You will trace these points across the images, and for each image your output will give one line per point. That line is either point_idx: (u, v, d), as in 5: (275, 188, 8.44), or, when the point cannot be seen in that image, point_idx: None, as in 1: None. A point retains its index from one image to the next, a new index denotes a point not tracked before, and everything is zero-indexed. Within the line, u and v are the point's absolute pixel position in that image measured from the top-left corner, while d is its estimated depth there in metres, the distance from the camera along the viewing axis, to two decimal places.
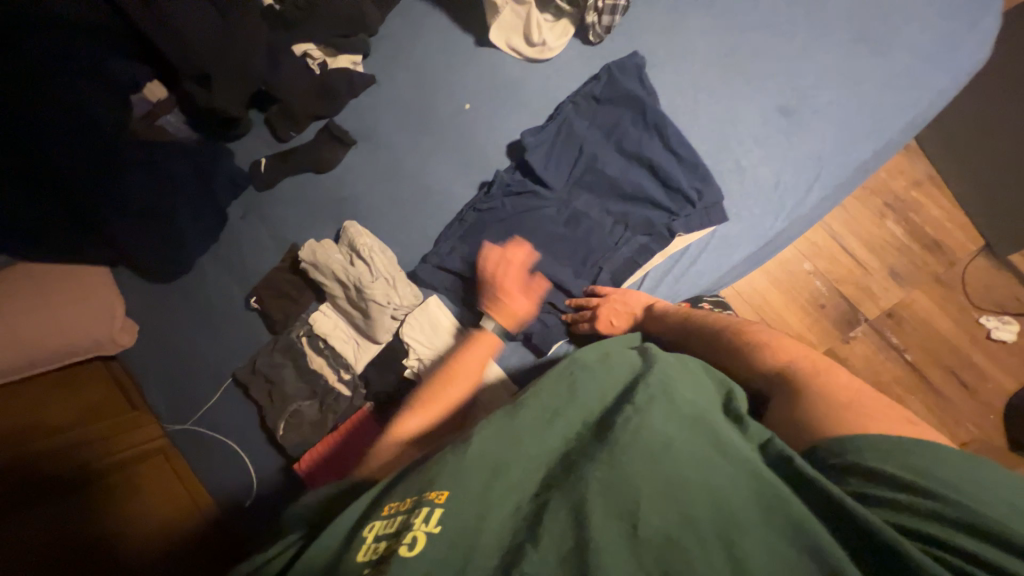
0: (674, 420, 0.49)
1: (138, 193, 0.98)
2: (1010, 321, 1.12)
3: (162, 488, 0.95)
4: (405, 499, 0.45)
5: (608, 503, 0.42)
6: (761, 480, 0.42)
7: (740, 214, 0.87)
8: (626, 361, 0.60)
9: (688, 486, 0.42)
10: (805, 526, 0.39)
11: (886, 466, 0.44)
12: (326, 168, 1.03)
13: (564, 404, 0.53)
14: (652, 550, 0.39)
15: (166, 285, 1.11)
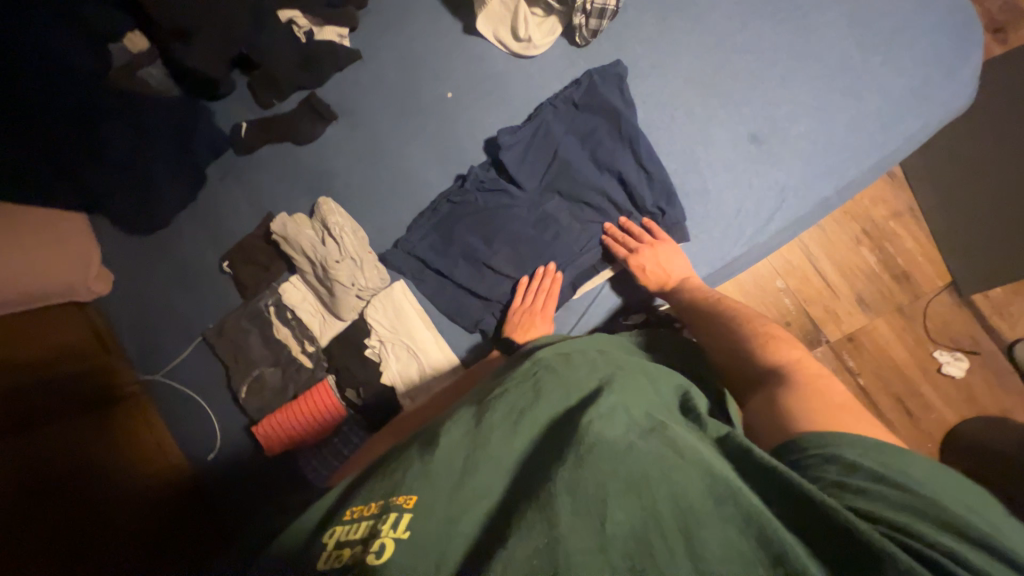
0: (634, 423, 0.47)
1: (122, 143, 0.96)
2: (961, 358, 1.19)
3: (130, 433, 1.00)
4: (371, 503, 0.44)
5: (573, 500, 0.39)
6: (715, 473, 0.40)
7: (700, 238, 0.75)
8: (587, 361, 0.59)
9: (647, 480, 0.40)
10: (758, 518, 0.37)
11: (845, 458, 0.43)
12: (305, 139, 0.96)
13: (530, 406, 0.51)
14: (617, 546, 0.37)
15: (144, 237, 1.10)
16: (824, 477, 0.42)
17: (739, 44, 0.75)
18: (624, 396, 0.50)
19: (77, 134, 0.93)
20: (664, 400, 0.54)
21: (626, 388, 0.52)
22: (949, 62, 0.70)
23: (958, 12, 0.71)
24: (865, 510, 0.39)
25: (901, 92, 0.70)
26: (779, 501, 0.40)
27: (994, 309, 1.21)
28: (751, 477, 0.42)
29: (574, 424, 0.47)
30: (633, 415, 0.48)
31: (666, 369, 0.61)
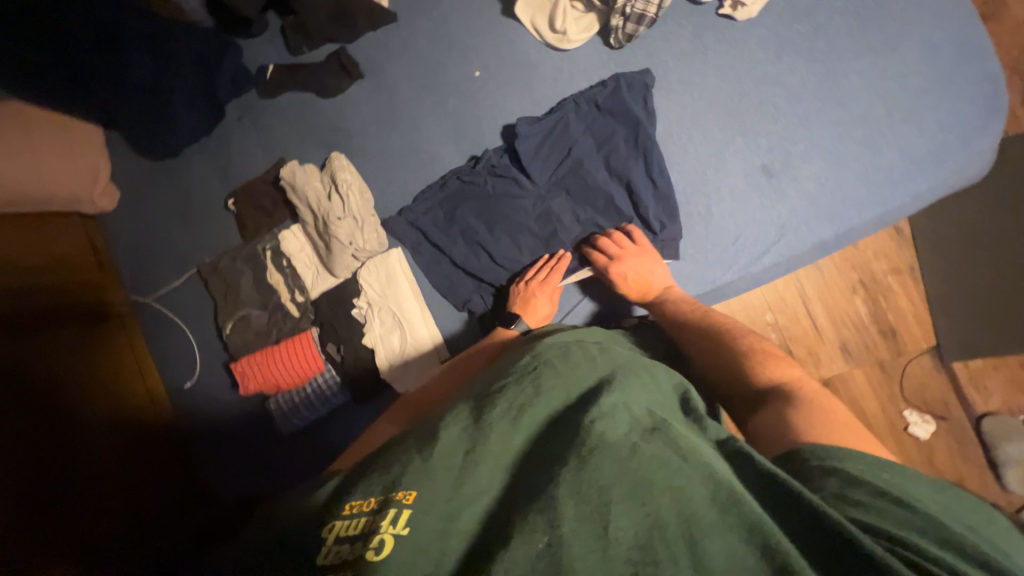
0: (636, 423, 0.47)
1: (142, 67, 0.97)
2: (929, 421, 1.21)
3: (114, 348, 1.07)
4: (369, 497, 0.41)
5: (576, 503, 0.39)
6: (719, 479, 0.41)
7: (694, 257, 0.76)
8: (586, 355, 0.59)
9: (651, 486, 0.40)
10: (763, 527, 0.37)
11: (847, 472, 0.43)
12: (328, 93, 0.96)
13: (530, 398, 0.50)
14: (621, 550, 0.37)
15: (160, 164, 1.11)
16: (825, 489, 0.42)
17: (767, 75, 0.75)
18: (625, 395, 0.50)
19: (97, 51, 0.94)
20: (664, 399, 0.54)
21: (625, 387, 0.53)
22: (965, 129, 0.70)
23: (986, 80, 0.70)
24: (871, 525, 0.38)
25: (916, 150, 0.70)
26: (784, 507, 0.39)
27: (971, 379, 1.22)
28: (755, 485, 0.42)
29: (576, 423, 0.47)
30: (636, 413, 0.48)
31: (665, 369, 0.61)
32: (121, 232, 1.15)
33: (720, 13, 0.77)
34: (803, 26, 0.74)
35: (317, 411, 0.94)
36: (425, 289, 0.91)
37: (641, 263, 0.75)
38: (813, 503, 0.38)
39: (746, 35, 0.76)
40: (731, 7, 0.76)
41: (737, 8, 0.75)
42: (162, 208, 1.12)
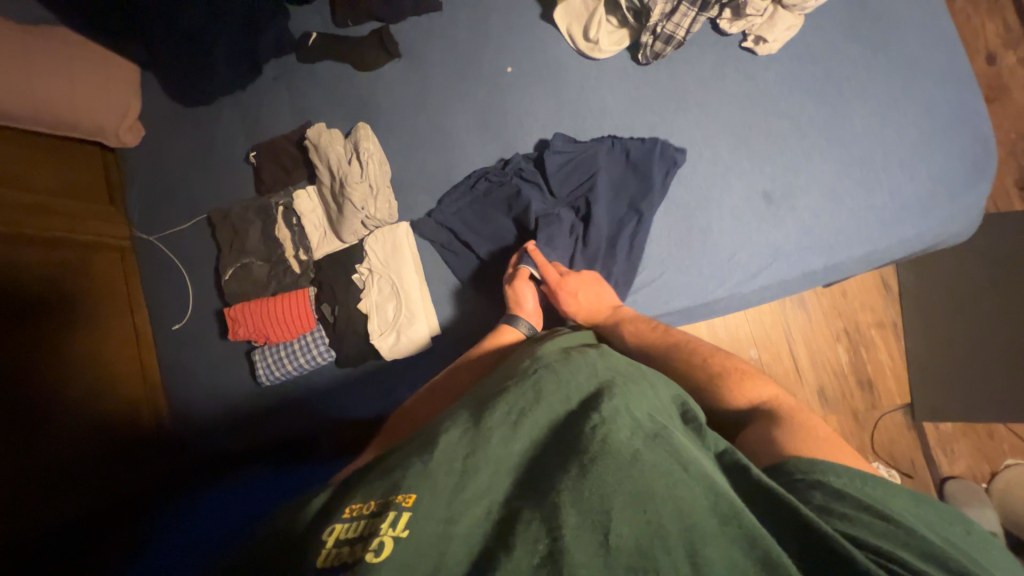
0: (639, 428, 0.46)
1: (192, 19, 1.01)
2: (895, 477, 1.23)
3: (110, 281, 1.13)
4: (370, 501, 0.42)
5: (577, 511, 0.40)
6: (718, 491, 0.41)
7: (688, 268, 0.79)
8: (587, 358, 0.59)
9: (652, 494, 0.40)
10: (762, 540, 0.37)
11: (834, 484, 0.44)
12: (364, 67, 1.01)
13: (530, 402, 0.50)
14: (622, 557, 0.38)
15: (188, 110, 1.14)
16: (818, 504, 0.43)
17: (779, 109, 0.79)
18: (627, 399, 0.50)
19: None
20: (664, 406, 0.54)
21: (626, 392, 0.52)
22: (956, 184, 0.74)
23: (978, 142, 0.75)
24: (860, 539, 0.39)
25: (909, 198, 0.74)
26: (782, 518, 0.40)
27: (940, 441, 1.25)
28: (753, 498, 0.42)
29: (578, 429, 0.47)
30: (637, 418, 0.48)
31: (665, 377, 0.61)
32: (140, 172, 1.19)
33: (742, 46, 0.82)
34: (818, 71, 0.79)
35: (300, 366, 0.95)
36: (427, 264, 0.93)
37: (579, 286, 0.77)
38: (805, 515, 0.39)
39: (765, 69, 0.81)
40: (753, 42, 0.81)
41: (759, 44, 0.80)
42: (182, 152, 1.14)
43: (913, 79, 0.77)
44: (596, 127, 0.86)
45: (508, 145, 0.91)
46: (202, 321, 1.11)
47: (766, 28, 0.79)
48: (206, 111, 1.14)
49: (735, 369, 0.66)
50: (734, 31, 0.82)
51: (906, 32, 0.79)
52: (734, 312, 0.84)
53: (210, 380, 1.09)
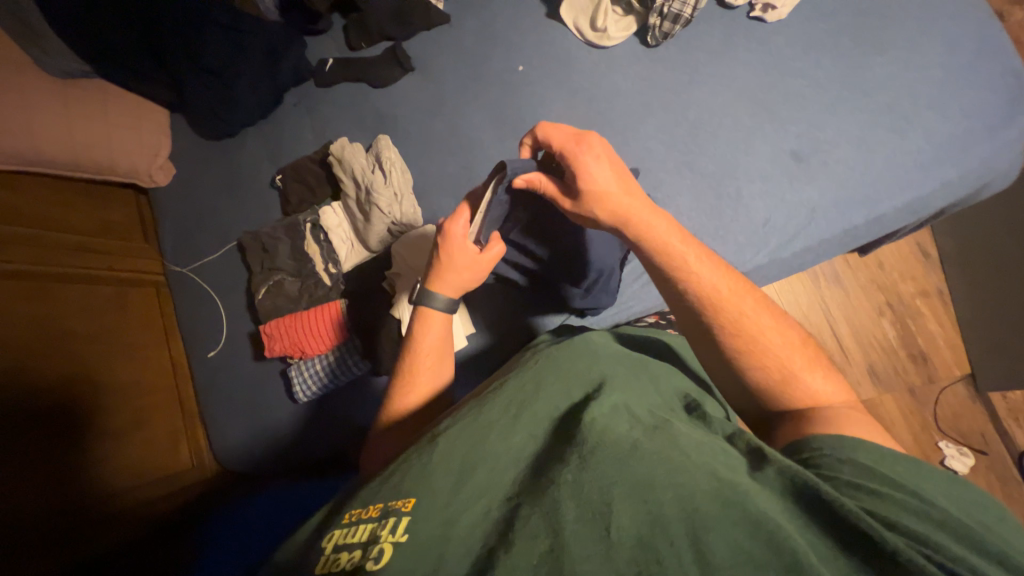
0: (636, 423, 0.49)
1: (217, 56, 1.06)
2: (966, 454, 1.15)
3: (145, 315, 1.16)
4: (370, 507, 0.45)
5: (577, 504, 0.41)
6: (719, 477, 0.42)
7: (723, 237, 0.77)
8: (589, 357, 0.62)
9: (652, 483, 0.41)
10: (764, 522, 0.37)
11: (862, 461, 0.45)
12: (380, 84, 1.04)
13: (528, 399, 0.54)
14: (624, 551, 0.37)
15: (213, 143, 1.19)
16: (845, 479, 0.44)
17: (795, 71, 0.79)
18: (623, 397, 0.53)
19: (179, 38, 1.05)
20: (664, 401, 0.56)
21: (623, 389, 0.56)
22: (993, 119, 0.73)
23: (1009, 78, 0.74)
24: (888, 517, 0.39)
25: (944, 140, 0.73)
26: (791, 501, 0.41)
27: (1011, 412, 1.17)
28: (763, 481, 0.42)
29: (577, 423, 0.50)
30: (635, 414, 0.51)
31: (670, 375, 0.63)
32: (168, 206, 1.22)
33: (750, 16, 0.83)
34: (829, 31, 0.79)
35: (339, 379, 0.96)
36: None
37: (604, 163, 0.61)
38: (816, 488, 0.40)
39: (776, 34, 0.81)
40: (761, 10, 0.82)
41: (768, 11, 0.81)
42: (210, 185, 1.19)
43: (931, 23, 0.76)
44: (611, 109, 0.86)
45: (526, 138, 0.92)
46: (236, 347, 1.11)
47: None
48: (231, 142, 1.18)
49: (794, 343, 0.57)
50: (740, 3, 0.83)
51: None
52: (775, 280, 0.81)
53: (245, 404, 1.08)
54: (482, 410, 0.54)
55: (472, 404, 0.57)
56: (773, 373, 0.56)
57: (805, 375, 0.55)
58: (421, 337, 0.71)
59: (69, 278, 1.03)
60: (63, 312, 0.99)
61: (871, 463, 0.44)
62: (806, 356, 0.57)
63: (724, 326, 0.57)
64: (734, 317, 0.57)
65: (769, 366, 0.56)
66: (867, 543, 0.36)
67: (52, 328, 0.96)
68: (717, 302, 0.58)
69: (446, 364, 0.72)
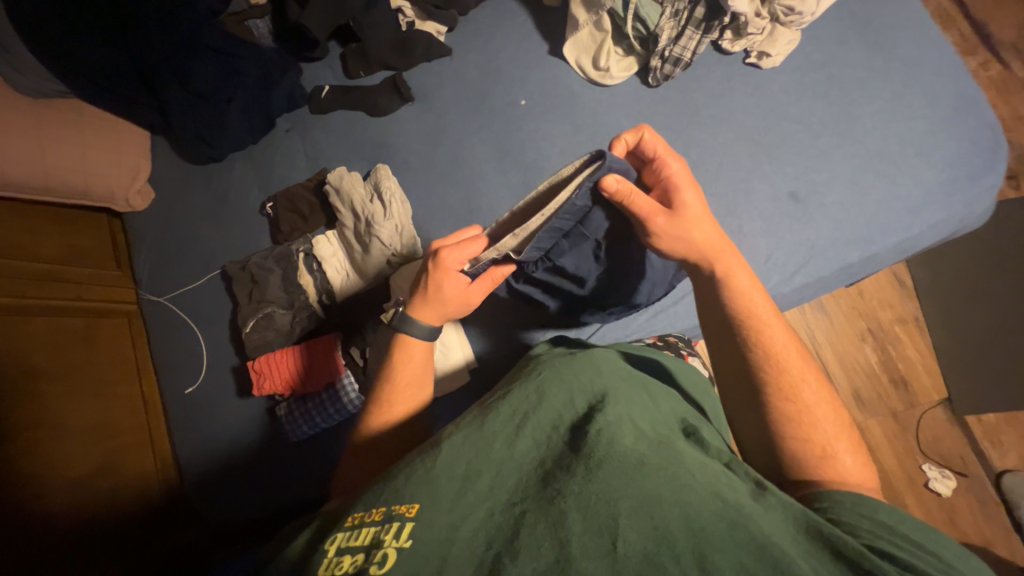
0: (642, 436, 0.48)
1: (203, 79, 1.01)
2: (949, 477, 1.19)
3: (115, 347, 1.07)
4: (373, 510, 0.45)
5: (584, 517, 0.40)
6: (723, 499, 0.42)
7: None
8: (592, 365, 0.59)
9: (659, 498, 0.41)
10: (768, 548, 0.38)
11: (880, 517, 0.47)
12: (380, 113, 1.03)
13: (533, 406, 0.52)
14: (631, 567, 0.37)
15: (198, 168, 1.15)
16: (866, 533, 0.45)
17: (790, 114, 0.83)
18: (629, 408, 0.52)
19: (160, 58, 0.99)
20: (663, 417, 0.56)
21: (626, 399, 0.54)
22: (974, 166, 0.78)
23: (986, 128, 0.79)
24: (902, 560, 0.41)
25: (930, 184, 0.77)
26: (792, 528, 0.42)
27: (986, 434, 1.22)
28: (768, 506, 0.44)
29: (584, 433, 0.48)
30: (640, 426, 0.50)
31: (670, 396, 0.62)
32: (145, 232, 1.15)
33: (746, 62, 0.87)
34: (819, 80, 0.84)
35: (329, 417, 0.90)
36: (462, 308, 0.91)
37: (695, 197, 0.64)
38: (816, 522, 0.42)
39: (770, 79, 0.86)
40: (756, 57, 0.87)
41: (763, 58, 0.86)
42: (193, 210, 1.13)
43: (911, 74, 0.82)
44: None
45: (530, 170, 0.93)
46: (216, 383, 1.04)
47: (768, 44, 0.85)
48: (218, 166, 1.14)
49: (843, 424, 0.58)
50: (736, 50, 0.88)
51: (896, 35, 0.85)
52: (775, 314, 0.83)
53: (223, 444, 1.00)
54: (486, 417, 0.53)
55: (475, 412, 0.55)
56: (814, 440, 0.56)
57: (845, 454, 0.56)
58: (403, 368, 0.71)
59: (27, 310, 0.95)
60: (19, 347, 0.91)
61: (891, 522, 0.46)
62: (851, 439, 0.57)
63: (779, 387, 0.59)
64: (792, 384, 0.59)
65: (811, 431, 0.57)
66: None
67: (12, 364, 0.89)
68: (780, 359, 0.60)
69: (427, 381, 0.73)
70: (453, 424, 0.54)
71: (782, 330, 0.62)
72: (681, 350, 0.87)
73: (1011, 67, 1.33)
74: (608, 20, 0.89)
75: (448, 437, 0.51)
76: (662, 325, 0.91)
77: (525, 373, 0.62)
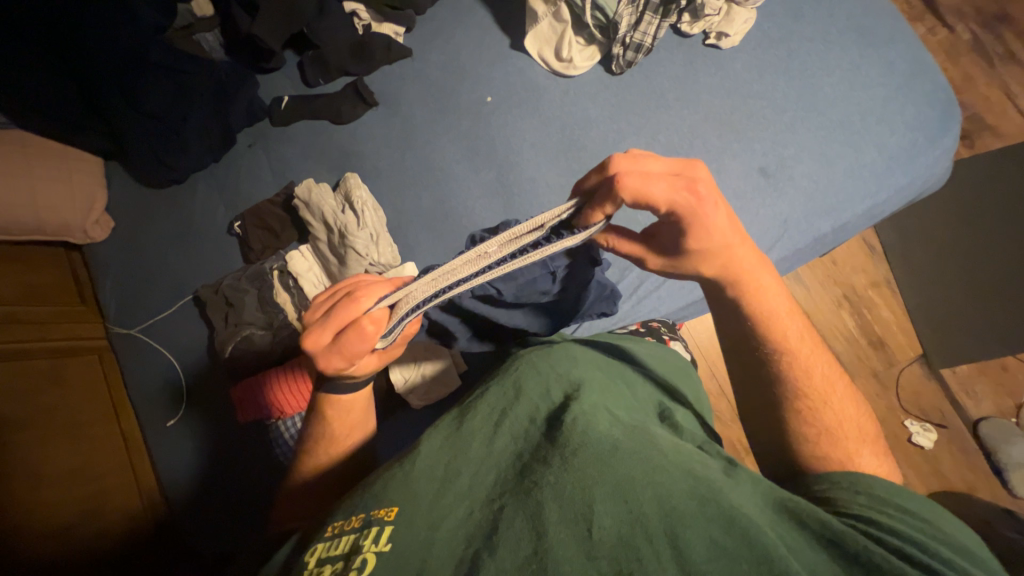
0: (616, 422, 0.49)
1: (154, 97, 0.96)
2: (929, 429, 1.24)
3: (88, 386, 1.03)
4: (352, 518, 0.45)
5: (560, 505, 0.41)
6: (696, 477, 0.44)
7: None
8: (567, 358, 0.60)
9: (632, 481, 0.42)
10: (737, 519, 0.40)
11: (874, 492, 0.48)
12: (344, 121, 1.00)
13: (511, 402, 0.53)
14: (605, 550, 0.38)
15: (157, 192, 1.10)
16: (856, 506, 0.47)
17: (755, 92, 0.84)
18: (604, 396, 0.53)
19: (102, 78, 0.94)
20: (638, 403, 0.57)
21: (601, 389, 0.55)
22: (931, 129, 0.80)
23: (938, 92, 0.81)
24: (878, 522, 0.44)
25: (890, 151, 0.80)
26: (764, 503, 0.44)
27: (961, 385, 1.27)
28: (738, 482, 0.46)
29: (560, 423, 0.49)
30: (615, 413, 0.51)
31: (645, 383, 0.63)
32: (108, 263, 1.10)
33: (706, 43, 0.88)
34: (778, 56, 0.85)
35: None
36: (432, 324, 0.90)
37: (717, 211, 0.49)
38: (784, 501, 0.44)
39: (731, 59, 0.87)
40: (715, 38, 0.87)
41: (722, 38, 0.87)
42: (157, 236, 1.08)
43: (866, 45, 0.84)
44: (586, 137, 0.89)
45: (502, 167, 0.92)
46: (199, 411, 1.01)
47: (725, 25, 0.86)
48: (179, 188, 1.09)
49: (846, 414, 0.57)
50: (695, 32, 0.88)
51: (849, 8, 0.86)
52: None
53: (211, 473, 0.97)
54: (464, 417, 0.53)
55: (454, 414, 0.55)
56: (811, 424, 0.56)
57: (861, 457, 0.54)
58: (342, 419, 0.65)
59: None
60: None
61: (884, 494, 0.48)
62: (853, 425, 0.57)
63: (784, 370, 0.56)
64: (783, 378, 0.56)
65: (810, 418, 0.56)
66: (846, 556, 0.40)
67: None
68: (797, 353, 0.57)
69: (369, 416, 0.69)
70: (431, 427, 0.54)
71: (807, 333, 0.58)
72: (663, 336, 0.89)
73: (956, 31, 1.38)
74: (566, 10, 0.89)
75: (425, 437, 0.52)
76: (647, 310, 0.91)
77: (501, 372, 0.61)
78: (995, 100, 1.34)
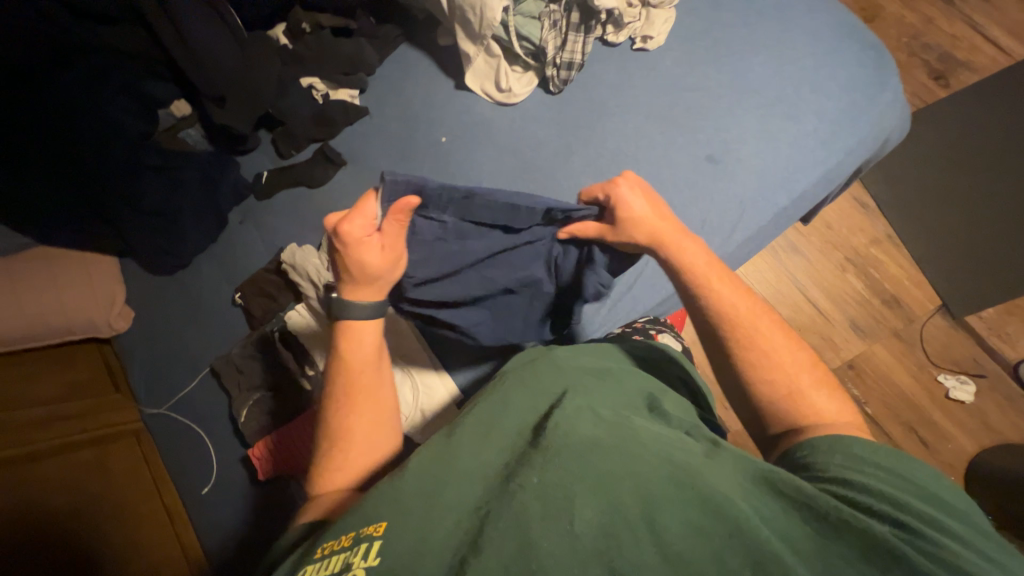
0: (599, 420, 0.50)
1: (150, 195, 1.06)
2: (967, 382, 1.17)
3: (132, 465, 1.11)
4: (342, 537, 0.45)
5: (544, 503, 0.41)
6: (675, 464, 0.45)
7: None
8: (553, 367, 0.61)
9: (613, 475, 0.43)
10: (712, 498, 0.41)
11: (853, 452, 0.49)
12: (317, 183, 1.08)
13: (497, 416, 0.54)
14: (588, 542, 0.39)
15: (166, 279, 1.20)
16: (833, 468, 0.48)
17: (691, 83, 0.86)
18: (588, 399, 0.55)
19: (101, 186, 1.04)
20: (625, 397, 0.58)
21: (585, 391, 0.57)
22: (869, 87, 0.82)
23: (871, 50, 0.84)
24: (866, 486, 0.44)
25: (832, 116, 0.81)
26: (745, 481, 0.44)
27: (992, 330, 1.20)
28: (721, 465, 0.46)
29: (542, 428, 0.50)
30: (598, 412, 0.52)
31: (632, 373, 0.63)
32: (133, 351, 1.19)
33: (634, 48, 0.91)
34: (707, 44, 0.88)
35: None
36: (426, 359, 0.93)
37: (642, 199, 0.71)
38: (764, 471, 0.44)
39: (661, 57, 0.89)
40: (641, 42, 0.91)
41: (647, 41, 0.90)
42: (172, 319, 1.17)
43: (786, 19, 0.86)
44: (537, 157, 0.92)
45: None
46: (230, 476, 1.07)
47: (648, 27, 0.90)
48: (185, 272, 1.18)
49: (805, 364, 0.59)
50: (622, 39, 0.92)
51: None
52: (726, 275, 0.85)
53: (249, 532, 1.02)
54: (454, 430, 0.54)
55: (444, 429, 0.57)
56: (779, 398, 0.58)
57: (802, 396, 0.57)
58: (355, 351, 0.67)
59: (6, 460, 0.94)
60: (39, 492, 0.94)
61: (860, 453, 0.48)
62: (814, 376, 0.59)
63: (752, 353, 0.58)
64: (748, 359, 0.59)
65: (777, 387, 0.58)
66: (830, 525, 0.39)
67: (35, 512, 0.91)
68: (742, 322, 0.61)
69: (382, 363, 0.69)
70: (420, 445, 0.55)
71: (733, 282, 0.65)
72: (651, 332, 0.91)
73: None
74: (496, 45, 0.93)
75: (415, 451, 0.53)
76: (626, 310, 0.93)
77: (488, 390, 0.62)
78: (961, 36, 1.33)
